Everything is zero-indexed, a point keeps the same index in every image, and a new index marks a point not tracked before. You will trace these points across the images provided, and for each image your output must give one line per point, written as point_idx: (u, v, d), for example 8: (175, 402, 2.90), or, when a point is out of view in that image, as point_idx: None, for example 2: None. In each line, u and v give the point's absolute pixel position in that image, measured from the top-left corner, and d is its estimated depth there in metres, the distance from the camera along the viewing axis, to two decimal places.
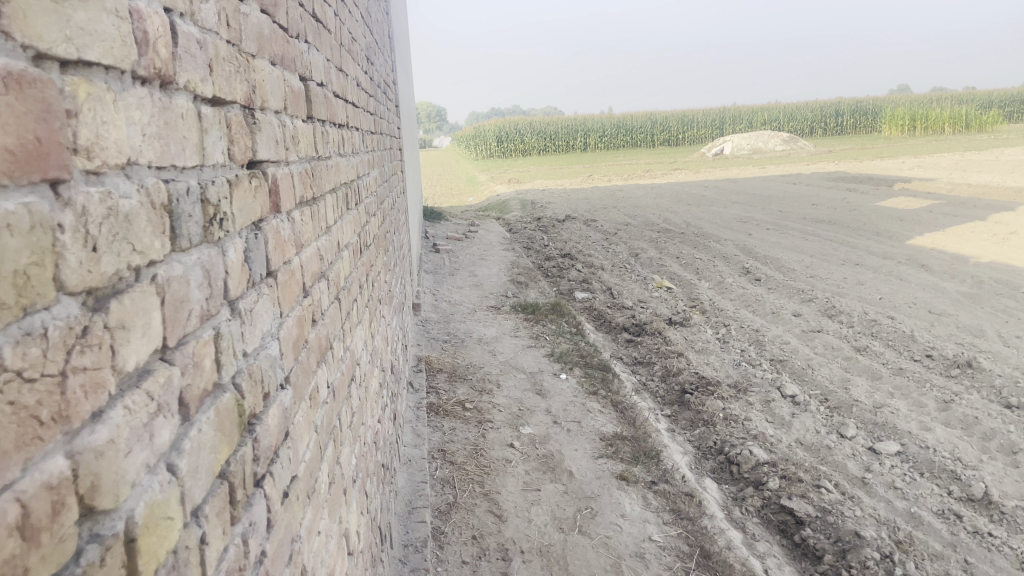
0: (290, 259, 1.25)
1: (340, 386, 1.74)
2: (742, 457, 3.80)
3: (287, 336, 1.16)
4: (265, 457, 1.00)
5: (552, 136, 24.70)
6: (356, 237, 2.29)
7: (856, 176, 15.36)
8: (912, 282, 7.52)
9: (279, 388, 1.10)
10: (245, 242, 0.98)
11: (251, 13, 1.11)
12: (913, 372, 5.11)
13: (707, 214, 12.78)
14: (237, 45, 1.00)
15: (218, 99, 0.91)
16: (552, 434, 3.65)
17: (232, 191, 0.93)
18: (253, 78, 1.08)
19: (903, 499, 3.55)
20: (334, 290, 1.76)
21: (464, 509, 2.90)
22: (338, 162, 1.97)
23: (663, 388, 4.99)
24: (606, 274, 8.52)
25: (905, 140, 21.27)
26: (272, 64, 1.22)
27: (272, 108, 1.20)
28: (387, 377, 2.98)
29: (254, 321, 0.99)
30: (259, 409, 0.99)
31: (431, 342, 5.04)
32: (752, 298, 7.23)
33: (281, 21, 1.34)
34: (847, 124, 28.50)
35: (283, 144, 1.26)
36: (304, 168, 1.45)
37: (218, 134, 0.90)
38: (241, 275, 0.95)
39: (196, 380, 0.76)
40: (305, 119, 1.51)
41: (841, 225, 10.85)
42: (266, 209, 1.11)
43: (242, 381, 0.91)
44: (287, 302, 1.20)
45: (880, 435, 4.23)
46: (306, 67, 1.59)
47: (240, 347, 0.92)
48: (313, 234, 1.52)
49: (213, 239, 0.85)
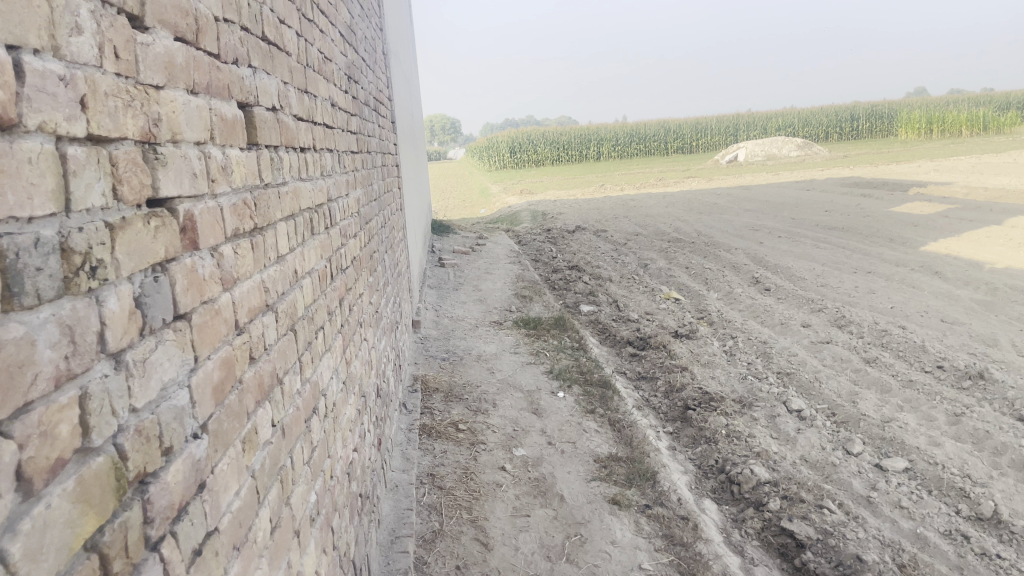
0: (214, 297, 1.19)
1: (294, 422, 1.67)
2: (743, 476, 3.69)
3: (203, 382, 1.10)
4: (162, 518, 0.93)
5: (564, 146, 24.64)
6: (325, 262, 2.22)
7: (870, 181, 15.15)
8: (925, 290, 7.37)
9: (188, 438, 1.03)
10: (138, 288, 0.92)
11: (157, 41, 1.04)
12: (923, 385, 4.98)
13: (718, 222, 12.64)
14: (130, 77, 0.94)
15: (96, 136, 0.85)
16: (545, 456, 3.57)
17: (117, 237, 0.87)
18: (157, 109, 1.02)
19: (910, 519, 3.43)
20: (288, 321, 1.69)
21: (450, 537, 2.82)
22: (298, 188, 1.90)
23: (666, 404, 4.88)
24: (613, 286, 8.42)
25: (921, 144, 21.01)
26: (189, 92, 1.16)
27: (189, 140, 1.14)
28: (370, 401, 2.91)
29: (148, 372, 0.92)
30: (155, 465, 0.93)
31: (429, 360, 4.97)
32: (760, 309, 7.12)
33: (208, 46, 1.27)
34: (862, 129, 28.25)
35: (205, 177, 1.19)
36: (242, 199, 1.39)
37: (94, 175, 0.83)
38: (129, 324, 0.88)
39: (44, 450, 0.69)
40: (245, 147, 1.45)
41: (854, 231, 10.68)
42: (175, 249, 1.04)
43: (126, 441, 0.85)
44: (206, 344, 1.13)
45: (887, 450, 4.11)
46: (249, 92, 1.53)
47: (124, 403, 0.86)
48: (255, 266, 1.45)
49: (81, 290, 0.78)
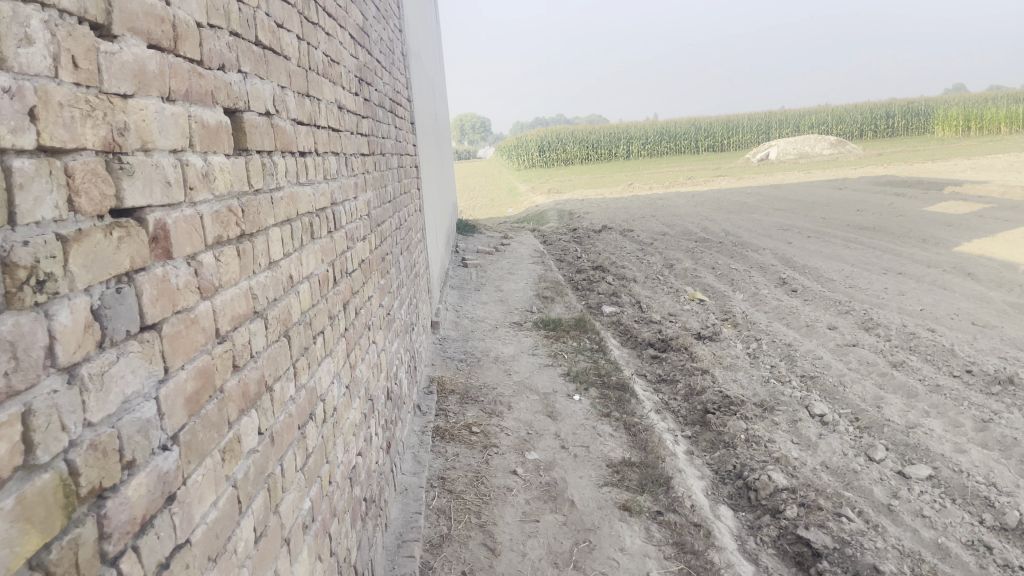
0: (189, 307, 1.17)
1: (286, 429, 1.66)
2: (760, 483, 3.62)
3: (174, 393, 1.09)
4: (122, 532, 0.92)
5: (593, 144, 24.53)
6: (327, 266, 2.21)
7: (904, 180, 14.87)
8: (956, 292, 7.21)
9: (155, 451, 1.02)
10: (98, 299, 0.91)
11: (126, 49, 1.03)
12: (951, 390, 4.86)
13: (746, 222, 12.49)
14: (90, 87, 0.93)
15: (49, 148, 0.84)
16: (558, 460, 3.54)
17: (73, 249, 0.86)
18: (123, 118, 1.01)
19: (931, 528, 3.35)
20: (280, 327, 1.67)
21: (457, 542, 2.80)
22: (295, 192, 1.89)
23: (685, 407, 4.82)
24: (637, 287, 8.36)
25: (958, 142, 20.57)
26: (164, 100, 1.15)
27: (162, 149, 1.12)
28: (379, 404, 2.91)
29: (107, 385, 0.91)
30: (114, 480, 0.91)
31: (446, 361, 4.97)
32: (786, 310, 7.01)
33: (189, 53, 1.26)
34: (898, 126, 27.76)
35: (182, 185, 1.18)
36: (226, 206, 1.38)
37: (46, 187, 0.82)
38: (84, 337, 0.87)
39: None
40: (232, 154, 1.44)
41: (886, 231, 10.49)
42: (143, 259, 1.03)
43: (79, 457, 0.84)
44: (179, 354, 1.12)
45: (911, 457, 4.02)
46: (238, 97, 1.52)
47: (77, 418, 0.85)
48: (241, 274, 1.44)
49: (26, 305, 0.77)
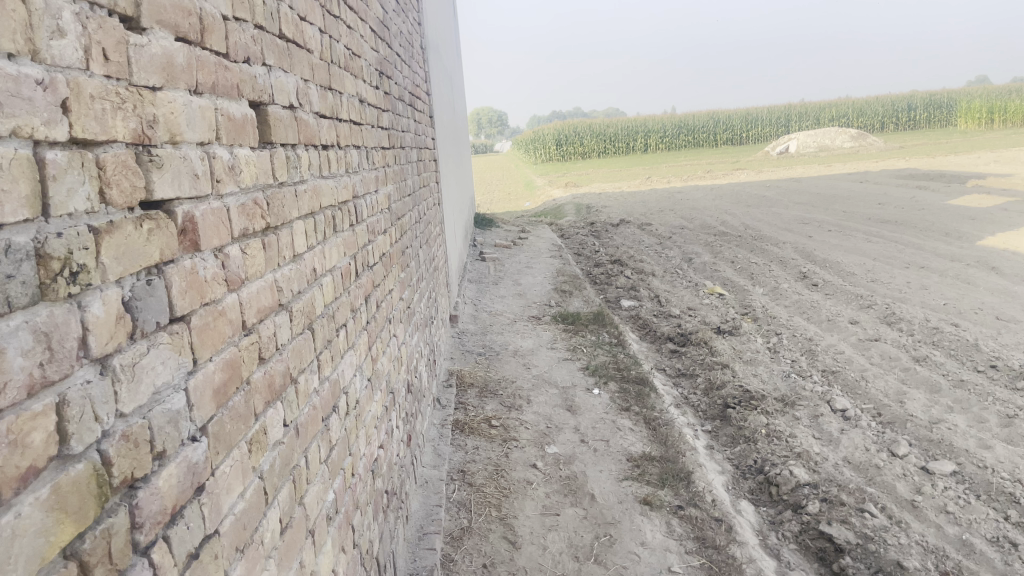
0: (217, 298, 1.18)
1: (310, 422, 1.66)
2: (782, 478, 3.60)
3: (203, 384, 1.10)
4: (153, 523, 0.93)
5: (611, 137, 24.43)
6: (349, 259, 2.22)
7: (926, 173, 14.72)
8: (980, 286, 7.13)
9: (184, 442, 1.02)
10: (130, 290, 0.91)
11: (155, 41, 1.04)
12: (975, 385, 4.81)
13: (766, 216, 12.40)
14: (121, 80, 0.93)
15: (81, 140, 0.84)
16: (578, 454, 3.54)
17: (104, 241, 0.86)
18: (152, 110, 1.01)
19: (955, 525, 3.32)
20: (305, 320, 1.68)
21: (478, 535, 2.81)
22: (318, 186, 1.90)
23: (705, 401, 4.80)
24: (656, 281, 8.33)
25: (982, 134, 20.33)
26: (191, 93, 1.15)
27: (189, 141, 1.13)
28: (400, 397, 2.91)
29: (138, 376, 0.92)
30: (145, 470, 0.92)
31: (465, 355, 4.98)
32: (807, 304, 6.96)
33: (215, 46, 1.27)
34: (920, 118, 27.46)
35: (209, 178, 1.19)
36: (252, 199, 1.38)
37: (78, 179, 0.83)
38: (116, 328, 0.87)
39: (13, 459, 0.68)
40: (257, 148, 1.44)
41: (908, 225, 10.39)
42: (172, 251, 1.04)
43: (111, 447, 0.84)
44: (208, 345, 1.13)
45: (935, 453, 3.98)
46: (263, 90, 1.52)
47: (110, 409, 0.85)
48: (266, 266, 1.45)
49: (59, 297, 0.77)
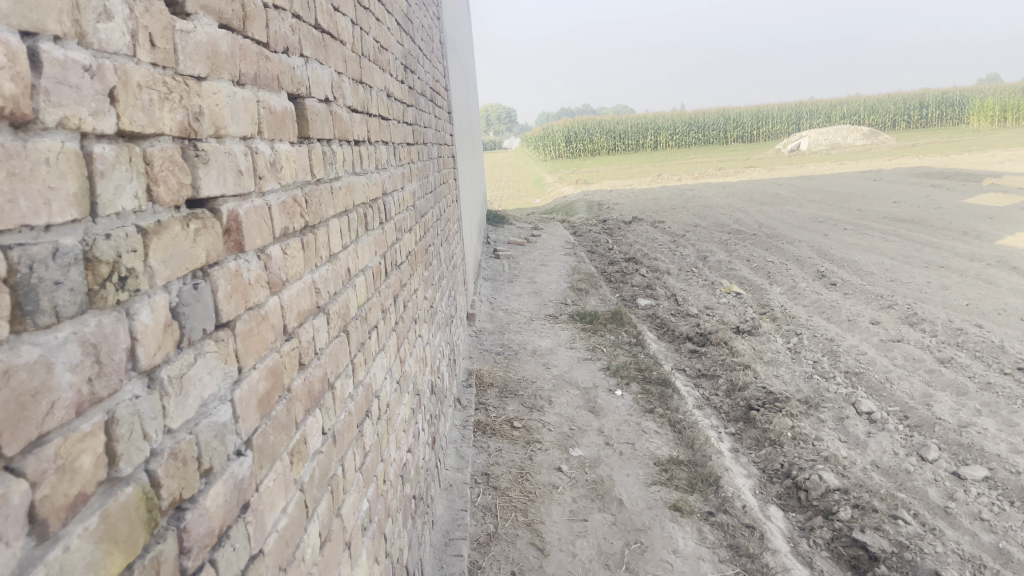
0: (260, 302, 1.11)
1: (346, 428, 1.59)
2: (811, 483, 3.52)
3: (248, 394, 1.03)
4: (200, 546, 0.86)
5: (621, 134, 24.33)
6: (379, 258, 2.15)
7: (940, 171, 14.57)
8: (1002, 286, 7.02)
9: (230, 457, 0.96)
10: (177, 295, 0.84)
11: (200, 27, 0.97)
12: (1003, 388, 4.71)
13: (780, 214, 12.27)
14: (168, 68, 0.86)
15: (128, 133, 0.77)
16: (603, 457, 3.47)
17: (153, 241, 0.79)
18: (197, 100, 0.94)
19: (991, 533, 3.22)
20: (340, 322, 1.62)
21: (505, 541, 2.75)
22: (352, 182, 1.83)
23: (727, 403, 4.71)
24: (671, 279, 8.24)
25: (996, 133, 20.14)
26: (235, 83, 1.08)
27: (234, 135, 1.06)
28: (425, 399, 2.84)
29: (186, 388, 0.85)
30: (193, 490, 0.85)
31: (484, 354, 4.91)
32: (826, 304, 6.86)
33: (257, 34, 1.20)
34: (933, 116, 27.25)
35: (253, 175, 1.12)
36: (292, 196, 1.32)
37: (125, 176, 0.76)
38: (164, 336, 0.81)
39: (61, 487, 0.61)
40: (296, 143, 1.37)
41: (925, 224, 10.27)
42: (217, 253, 0.97)
43: (159, 467, 0.77)
44: (252, 352, 1.06)
45: (965, 458, 3.89)
46: (300, 83, 1.45)
47: (158, 425, 0.78)
48: (305, 267, 1.38)
49: (107, 305, 0.70)
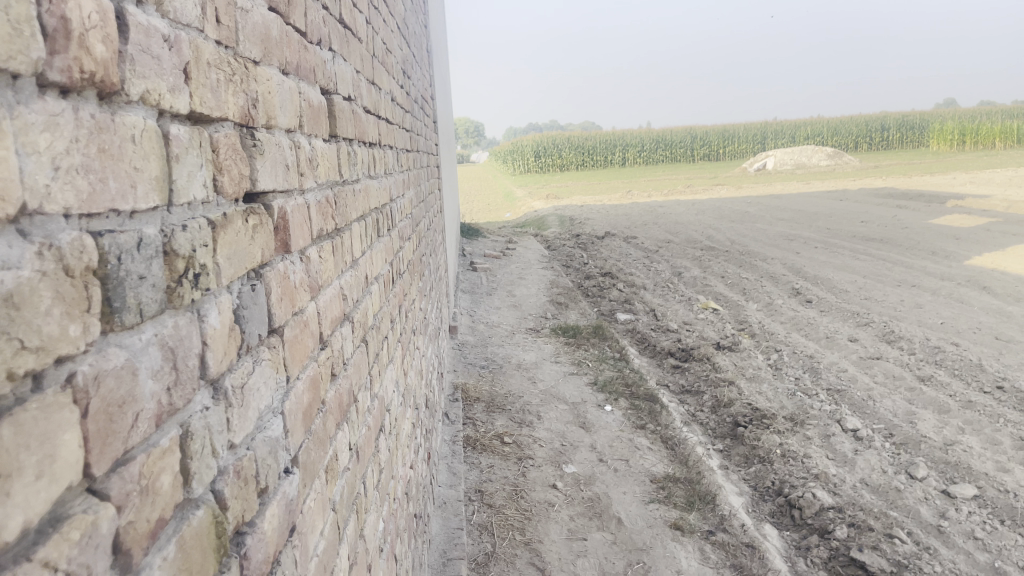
0: (302, 308, 1.03)
1: (365, 444, 1.51)
2: (805, 500, 3.49)
3: (295, 406, 0.95)
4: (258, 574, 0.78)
5: (591, 150, 24.42)
6: (388, 266, 2.08)
7: (905, 192, 14.80)
8: (974, 306, 7.11)
9: (282, 475, 0.88)
10: (238, 296, 0.77)
11: (256, 9, 0.89)
12: (984, 406, 4.74)
13: (751, 231, 12.35)
14: (231, 49, 0.79)
15: (198, 115, 0.69)
16: (598, 474, 3.42)
17: (221, 235, 0.72)
18: (254, 87, 0.86)
19: (985, 551, 3.22)
20: (361, 332, 1.54)
21: (504, 561, 2.68)
22: (368, 186, 1.76)
23: (714, 419, 4.68)
24: (649, 294, 8.23)
25: (957, 155, 20.54)
26: (282, 72, 1.01)
27: (281, 127, 0.99)
28: (422, 414, 2.76)
29: (246, 400, 0.77)
30: (252, 512, 0.77)
31: (468, 368, 4.83)
32: (804, 321, 6.89)
33: (298, 23, 1.12)
34: (894, 139, 27.81)
35: (297, 170, 1.05)
36: (325, 195, 1.24)
37: (196, 162, 0.68)
38: (229, 342, 0.73)
39: (144, 512, 0.53)
40: (327, 139, 1.30)
41: (894, 243, 10.40)
42: (269, 252, 0.89)
43: (225, 487, 0.69)
44: (297, 362, 0.98)
45: (953, 475, 3.89)
46: (329, 78, 1.38)
47: (224, 439, 0.70)
48: (334, 271, 1.30)
49: (183, 304, 0.63)
